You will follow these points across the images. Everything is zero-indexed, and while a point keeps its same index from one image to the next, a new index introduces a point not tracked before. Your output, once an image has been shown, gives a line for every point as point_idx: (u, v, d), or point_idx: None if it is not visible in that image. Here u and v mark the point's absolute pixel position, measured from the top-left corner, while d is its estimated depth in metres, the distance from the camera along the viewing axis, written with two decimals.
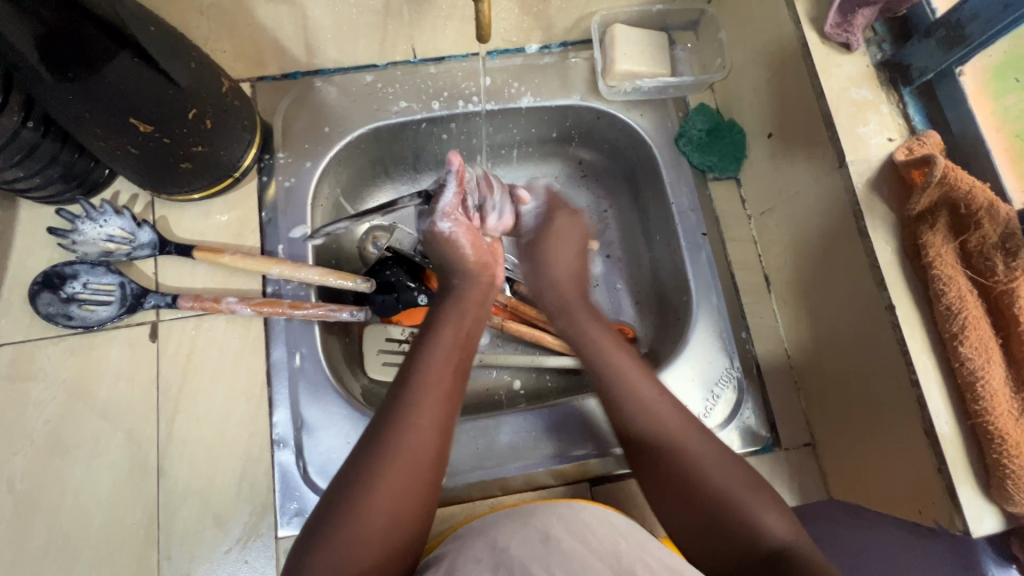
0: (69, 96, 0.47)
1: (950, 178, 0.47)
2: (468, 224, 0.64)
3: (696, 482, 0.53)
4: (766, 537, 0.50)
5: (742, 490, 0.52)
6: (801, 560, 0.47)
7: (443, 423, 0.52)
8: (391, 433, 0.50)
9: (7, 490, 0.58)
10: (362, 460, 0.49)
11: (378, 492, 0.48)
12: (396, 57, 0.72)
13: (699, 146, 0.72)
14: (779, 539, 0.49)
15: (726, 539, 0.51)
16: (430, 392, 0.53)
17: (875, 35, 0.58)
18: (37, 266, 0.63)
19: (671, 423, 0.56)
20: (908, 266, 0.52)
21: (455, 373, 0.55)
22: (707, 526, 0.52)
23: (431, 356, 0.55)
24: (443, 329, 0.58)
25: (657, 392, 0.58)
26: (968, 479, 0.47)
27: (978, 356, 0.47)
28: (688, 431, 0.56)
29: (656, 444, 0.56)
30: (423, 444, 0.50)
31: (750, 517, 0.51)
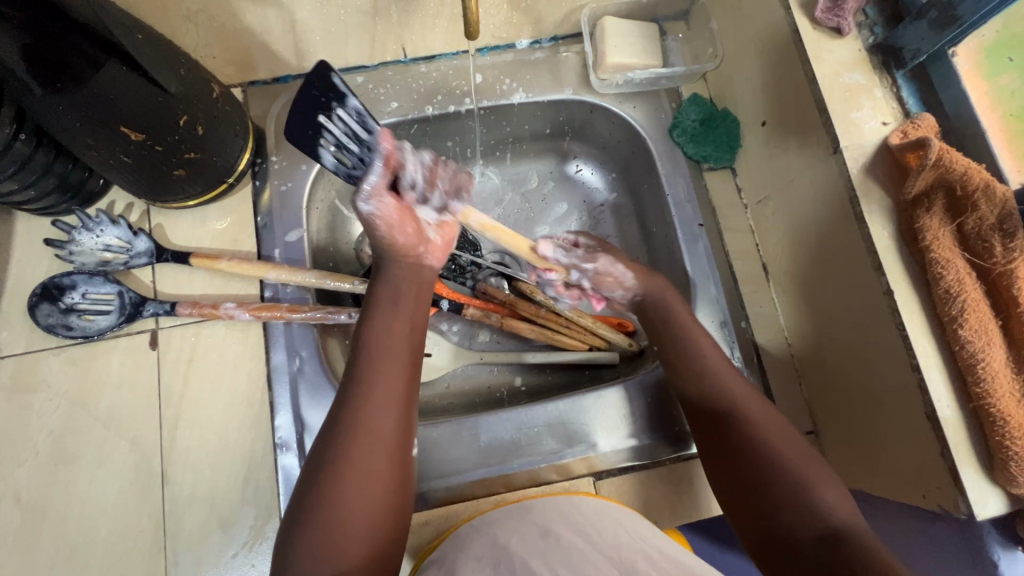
0: (58, 107, 0.47)
1: (946, 160, 0.47)
2: (400, 205, 0.52)
3: (759, 454, 0.51)
4: (824, 515, 0.47)
5: (810, 469, 0.50)
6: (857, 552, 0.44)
7: (393, 425, 0.50)
8: (339, 449, 0.48)
9: (15, 501, 0.58)
10: (314, 480, 0.47)
11: (332, 512, 0.46)
12: (386, 57, 0.71)
13: (693, 137, 0.72)
14: (835, 516, 0.47)
15: (779, 518, 0.49)
16: (374, 398, 0.50)
17: (867, 19, 0.58)
18: (36, 278, 0.64)
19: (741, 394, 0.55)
20: (905, 251, 0.51)
21: (394, 365, 0.52)
22: (763, 503, 0.50)
23: (371, 353, 0.52)
24: (382, 317, 0.54)
25: (733, 374, 0.57)
26: (971, 461, 0.47)
27: (978, 338, 0.47)
28: (755, 399, 0.55)
29: (721, 407, 0.55)
30: (374, 451, 0.48)
31: (810, 494, 0.48)
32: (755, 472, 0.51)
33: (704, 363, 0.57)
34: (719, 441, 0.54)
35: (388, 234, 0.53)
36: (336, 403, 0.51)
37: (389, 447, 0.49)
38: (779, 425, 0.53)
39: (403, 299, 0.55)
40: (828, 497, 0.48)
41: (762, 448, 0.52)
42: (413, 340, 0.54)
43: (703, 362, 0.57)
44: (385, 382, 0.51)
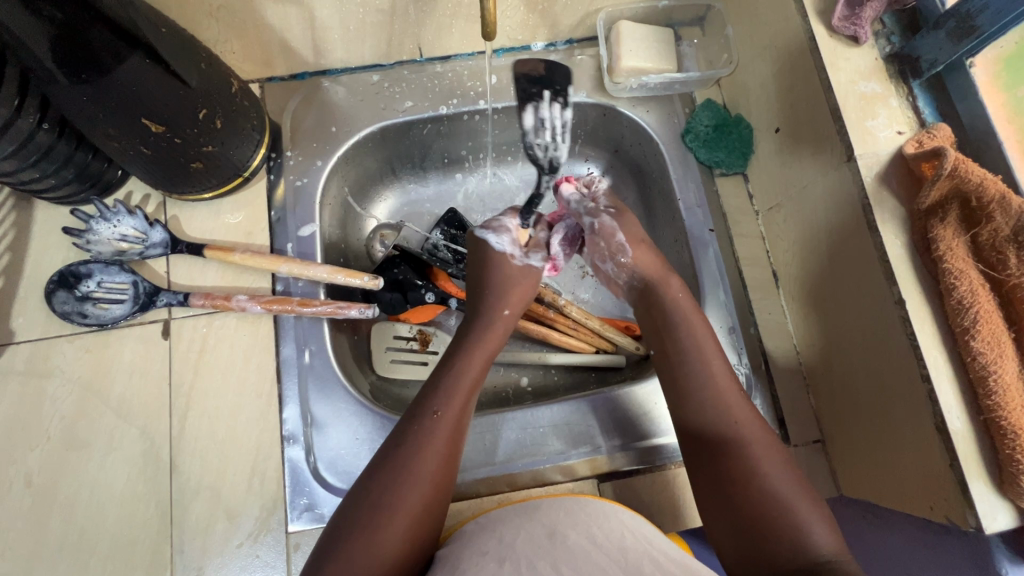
0: (83, 97, 0.48)
1: (961, 170, 0.47)
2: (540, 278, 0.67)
3: (756, 486, 0.50)
4: (812, 548, 0.47)
5: (798, 501, 0.49)
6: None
7: (461, 443, 0.54)
8: (414, 448, 0.51)
9: (26, 485, 0.59)
10: (380, 474, 0.50)
11: (397, 508, 0.48)
12: (403, 57, 0.73)
13: (706, 142, 0.72)
14: (823, 551, 0.46)
15: (773, 556, 0.47)
16: (456, 414, 0.54)
17: (884, 27, 0.58)
18: (53, 265, 0.65)
19: (745, 427, 0.54)
20: (919, 261, 0.51)
21: (475, 390, 0.57)
22: (758, 540, 0.48)
23: (454, 373, 0.57)
24: (477, 347, 0.59)
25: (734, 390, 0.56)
26: (981, 474, 0.47)
27: (990, 350, 0.46)
28: (755, 424, 0.54)
29: (721, 441, 0.53)
30: (440, 460, 0.51)
31: (797, 528, 0.48)
32: (750, 505, 0.50)
33: (713, 390, 0.56)
34: (712, 467, 0.53)
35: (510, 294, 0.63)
36: (412, 408, 0.55)
37: (451, 461, 0.53)
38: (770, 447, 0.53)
39: (496, 334, 0.61)
40: (816, 532, 0.47)
41: (753, 479, 0.50)
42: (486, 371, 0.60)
43: (710, 391, 0.56)
44: (466, 401, 0.56)
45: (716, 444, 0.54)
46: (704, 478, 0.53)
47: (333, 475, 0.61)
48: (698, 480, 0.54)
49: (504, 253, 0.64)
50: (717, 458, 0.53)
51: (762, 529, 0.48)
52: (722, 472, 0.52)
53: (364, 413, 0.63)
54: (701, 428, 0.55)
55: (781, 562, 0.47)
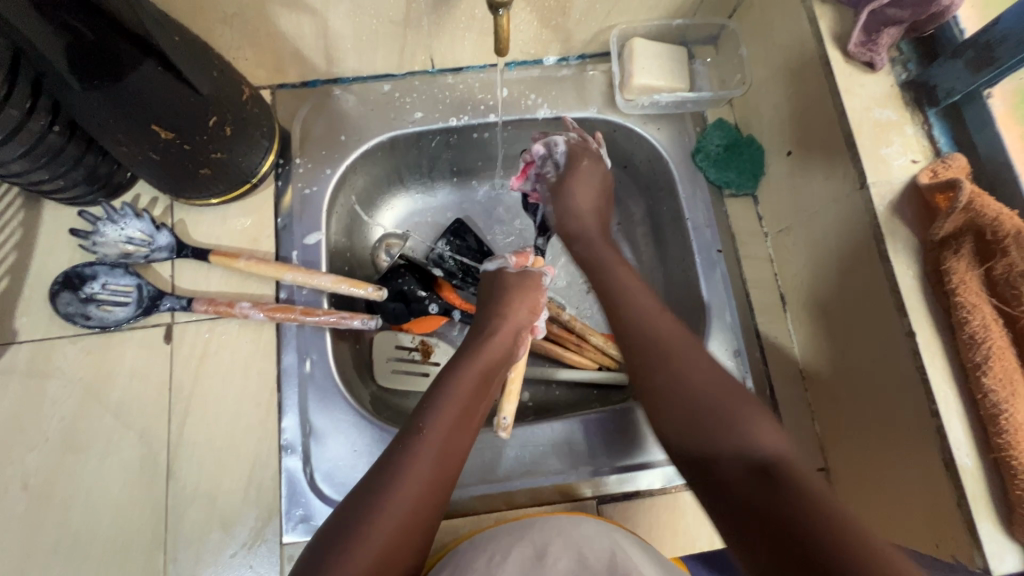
0: (94, 103, 0.48)
1: (976, 205, 0.46)
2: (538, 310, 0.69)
3: (681, 389, 0.54)
4: (754, 444, 0.48)
5: (745, 414, 0.51)
6: (791, 478, 0.44)
7: (455, 458, 0.53)
8: (403, 461, 0.51)
9: (22, 486, 0.59)
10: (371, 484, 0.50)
11: (381, 512, 0.48)
12: (414, 67, 0.73)
13: (716, 162, 0.71)
14: (772, 453, 0.47)
15: (717, 461, 0.49)
16: (448, 427, 0.54)
17: (901, 55, 0.57)
18: (58, 266, 0.65)
19: (671, 337, 0.57)
20: (930, 293, 0.50)
21: (478, 399, 0.58)
22: (705, 441, 0.50)
23: (460, 370, 0.59)
24: (471, 363, 0.60)
25: (661, 314, 0.59)
26: (989, 514, 0.46)
27: (1001, 388, 0.45)
28: (697, 353, 0.56)
29: (649, 356, 0.56)
30: (432, 474, 0.51)
31: (736, 432, 0.49)
32: (697, 409, 0.52)
33: (643, 310, 0.59)
34: (651, 376, 0.55)
35: (519, 300, 0.66)
36: (421, 401, 0.56)
37: (442, 477, 0.52)
38: (705, 362, 0.55)
39: (495, 349, 0.62)
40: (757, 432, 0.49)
41: (687, 380, 0.54)
42: (485, 384, 0.59)
43: (643, 312, 0.59)
44: (461, 415, 0.56)
45: (650, 356, 0.56)
46: (644, 387, 0.56)
47: (329, 487, 0.61)
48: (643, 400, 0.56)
49: (501, 267, 0.69)
50: (648, 372, 0.56)
51: (708, 428, 0.51)
52: (658, 387, 0.55)
53: (363, 425, 0.63)
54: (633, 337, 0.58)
55: (726, 458, 0.48)
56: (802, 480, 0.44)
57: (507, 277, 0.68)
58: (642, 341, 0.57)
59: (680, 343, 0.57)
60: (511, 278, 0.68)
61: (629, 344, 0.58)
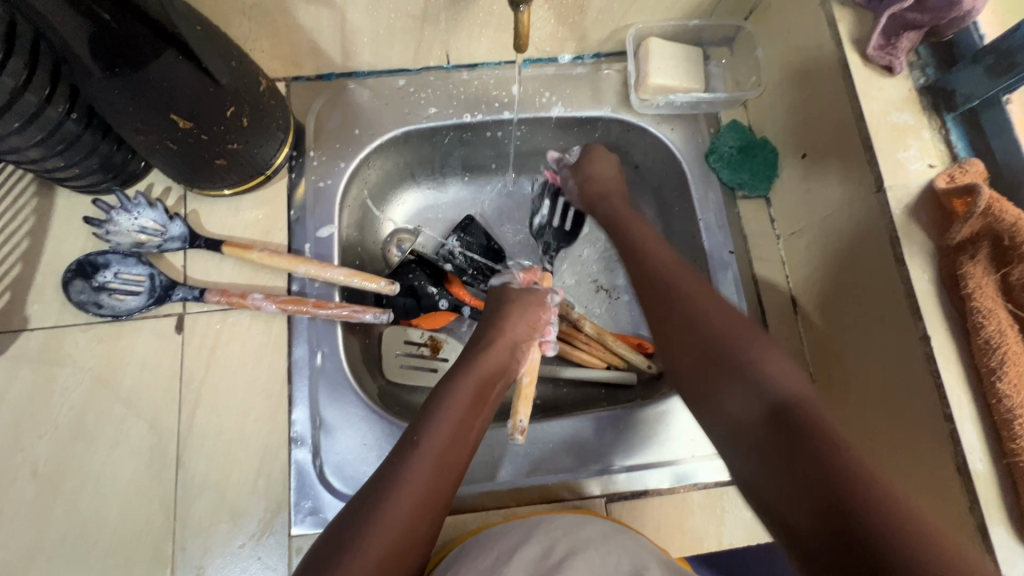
0: (114, 91, 0.48)
1: (995, 210, 0.46)
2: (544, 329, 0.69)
3: (696, 325, 0.55)
4: (806, 415, 0.46)
5: (764, 354, 0.51)
6: (806, 418, 0.45)
7: (451, 472, 0.53)
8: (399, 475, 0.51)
9: (32, 473, 0.59)
10: (368, 497, 0.49)
11: (377, 524, 0.47)
12: (429, 63, 0.73)
13: (729, 163, 0.71)
14: (789, 392, 0.48)
15: (731, 397, 0.50)
16: (446, 440, 0.54)
17: (920, 59, 0.57)
18: (71, 254, 0.65)
19: (718, 311, 0.56)
20: (946, 297, 0.50)
21: (474, 412, 0.58)
22: (720, 375, 0.52)
23: (454, 383, 0.59)
24: (468, 377, 0.59)
25: (656, 245, 0.64)
26: (1002, 519, 0.46)
27: (1016, 394, 0.46)
28: (710, 297, 0.57)
29: (671, 296, 0.58)
30: (430, 483, 0.51)
31: (756, 368, 0.50)
32: (719, 341, 0.53)
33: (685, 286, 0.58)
34: (667, 313, 0.57)
35: (520, 313, 0.66)
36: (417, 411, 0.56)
37: (437, 492, 0.51)
38: (715, 301, 0.57)
39: (494, 363, 0.62)
40: (780, 413, 0.46)
41: (699, 317, 0.55)
42: (483, 399, 0.59)
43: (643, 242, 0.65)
44: (460, 427, 0.56)
45: (659, 300, 0.59)
46: (658, 336, 0.58)
47: (339, 480, 0.61)
48: (661, 338, 0.57)
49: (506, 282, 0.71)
50: (668, 314, 0.57)
51: (724, 364, 0.52)
52: (681, 359, 0.55)
53: (373, 418, 0.63)
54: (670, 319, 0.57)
55: (739, 399, 0.50)
56: (816, 422, 0.45)
57: (511, 293, 0.69)
58: (652, 286, 0.60)
59: (690, 289, 0.58)
60: (513, 293, 0.69)
61: (642, 286, 0.61)
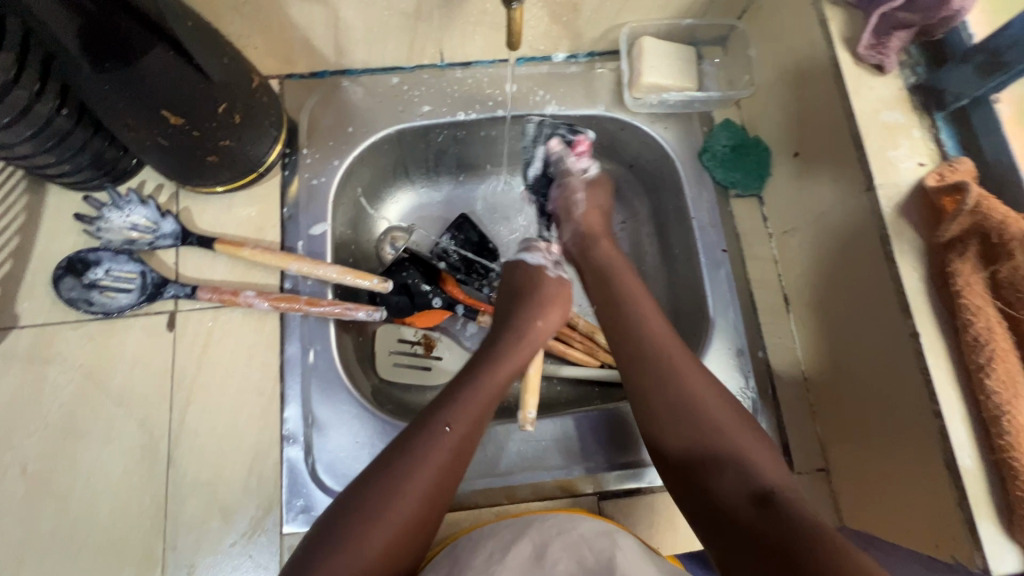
0: (104, 86, 0.48)
1: (983, 208, 0.47)
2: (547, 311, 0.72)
3: (688, 399, 0.56)
4: (757, 480, 0.50)
5: (744, 442, 0.53)
6: (788, 504, 0.46)
7: (458, 471, 0.53)
8: (408, 469, 0.50)
9: (21, 471, 0.58)
10: (376, 481, 0.49)
11: (378, 518, 0.47)
12: (424, 60, 0.73)
13: (723, 162, 0.71)
14: (771, 483, 0.49)
15: (712, 480, 0.51)
16: (460, 440, 0.53)
17: (910, 58, 0.58)
18: (61, 251, 0.64)
19: (677, 356, 0.59)
20: (935, 295, 0.51)
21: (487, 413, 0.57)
22: (706, 458, 0.52)
23: (472, 381, 0.58)
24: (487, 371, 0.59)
25: (650, 302, 0.64)
26: (990, 515, 0.46)
27: (1004, 390, 0.46)
28: (693, 369, 0.58)
29: (654, 357, 0.59)
30: (439, 481, 0.51)
31: (740, 464, 0.51)
32: (708, 433, 0.54)
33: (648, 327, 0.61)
34: (650, 373, 0.58)
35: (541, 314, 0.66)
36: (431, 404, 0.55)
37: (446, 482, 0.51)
38: (701, 379, 0.57)
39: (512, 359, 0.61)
40: (728, 477, 0.50)
41: (692, 395, 0.56)
42: (498, 394, 0.59)
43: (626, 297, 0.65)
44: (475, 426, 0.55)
45: (661, 369, 0.58)
46: (637, 387, 0.58)
47: (331, 478, 0.60)
48: (650, 407, 0.57)
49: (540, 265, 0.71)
50: (651, 379, 0.58)
51: (711, 456, 0.52)
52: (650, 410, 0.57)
53: (365, 416, 0.63)
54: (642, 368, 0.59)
55: (723, 479, 0.50)
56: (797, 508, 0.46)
57: (542, 282, 0.69)
58: (644, 353, 0.60)
59: (676, 358, 0.58)
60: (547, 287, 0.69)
61: (625, 345, 0.61)
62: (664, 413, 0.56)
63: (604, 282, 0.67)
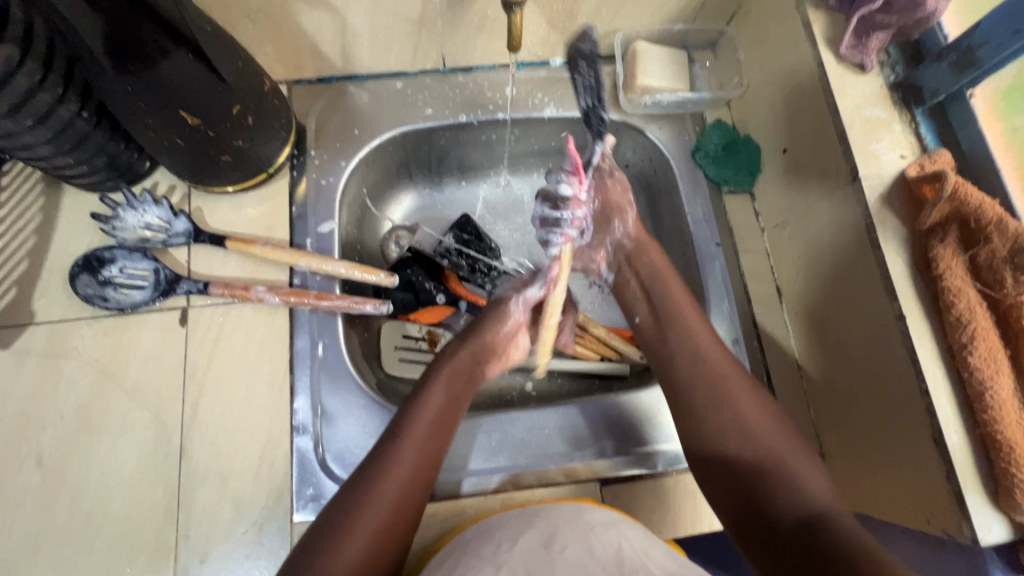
0: (126, 87, 0.50)
1: (961, 193, 0.49)
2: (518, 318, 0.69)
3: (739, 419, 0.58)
4: (806, 500, 0.52)
5: (795, 462, 0.55)
6: (835, 527, 0.49)
7: (428, 465, 0.57)
8: (376, 475, 0.54)
9: (37, 463, 0.60)
10: (350, 490, 0.54)
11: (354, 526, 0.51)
12: (426, 66, 0.75)
13: (715, 160, 0.74)
14: (817, 506, 0.52)
15: (767, 501, 0.53)
16: (422, 435, 0.58)
17: (889, 58, 0.61)
18: (77, 250, 0.66)
19: (730, 377, 0.60)
20: (919, 279, 0.53)
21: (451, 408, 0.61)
22: (754, 483, 0.55)
23: (434, 380, 0.63)
24: (446, 372, 0.64)
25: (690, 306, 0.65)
26: (977, 487, 0.48)
27: (986, 365, 0.48)
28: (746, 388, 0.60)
29: (710, 373, 0.61)
30: (409, 476, 0.55)
31: (794, 485, 0.53)
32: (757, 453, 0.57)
33: (700, 351, 0.62)
34: (705, 392, 0.60)
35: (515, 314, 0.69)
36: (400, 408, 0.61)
37: (422, 476, 0.56)
38: (758, 398, 0.60)
39: (472, 352, 0.66)
40: (780, 492, 0.53)
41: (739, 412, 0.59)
42: (460, 393, 0.63)
43: (665, 293, 0.66)
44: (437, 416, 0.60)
45: (720, 385, 0.60)
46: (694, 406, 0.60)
47: (339, 467, 0.62)
48: (702, 421, 0.59)
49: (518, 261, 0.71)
50: (710, 398, 0.60)
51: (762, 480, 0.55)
52: (699, 422, 0.59)
53: (373, 406, 0.64)
54: (700, 388, 0.61)
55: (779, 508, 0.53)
56: (842, 531, 0.48)
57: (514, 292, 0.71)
58: (699, 370, 0.61)
59: (732, 377, 0.60)
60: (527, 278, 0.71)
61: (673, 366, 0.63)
62: (715, 425, 0.59)
63: (653, 293, 0.67)
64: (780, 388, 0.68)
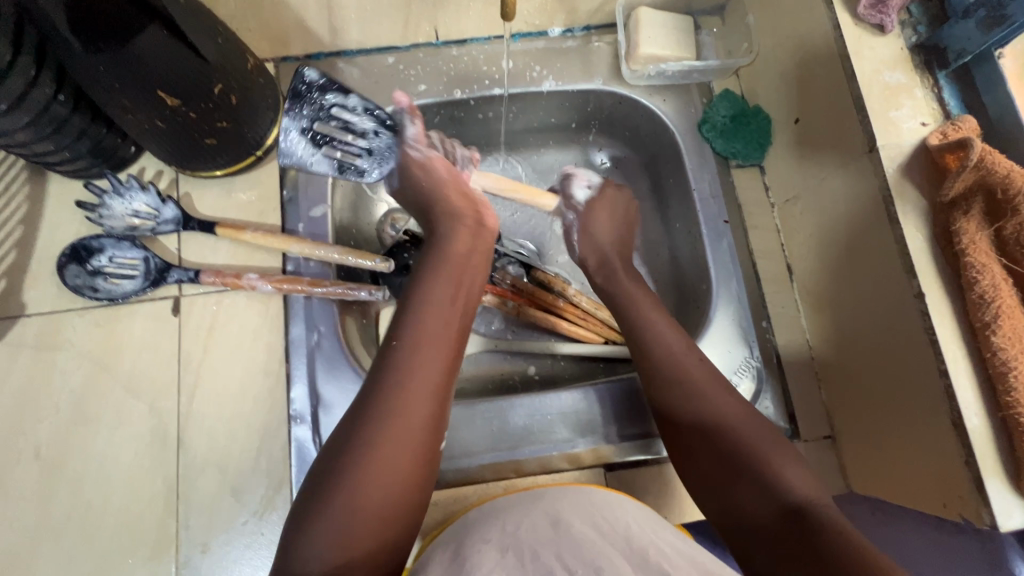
0: (97, 67, 0.48)
1: (988, 162, 0.46)
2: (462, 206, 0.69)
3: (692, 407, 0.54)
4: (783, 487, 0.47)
5: (763, 445, 0.50)
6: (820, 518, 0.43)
7: (435, 392, 0.50)
8: (372, 419, 0.47)
9: (35, 455, 0.59)
10: (348, 434, 0.47)
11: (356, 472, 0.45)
12: (418, 40, 0.73)
13: (722, 133, 0.71)
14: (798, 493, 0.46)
15: (738, 496, 0.48)
16: (418, 372, 0.50)
17: (911, 17, 0.57)
18: (65, 239, 0.65)
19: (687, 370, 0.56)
20: (939, 253, 0.50)
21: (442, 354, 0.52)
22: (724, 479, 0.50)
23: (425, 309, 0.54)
24: (436, 303, 0.54)
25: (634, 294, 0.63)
26: (998, 471, 0.46)
27: (1011, 345, 0.45)
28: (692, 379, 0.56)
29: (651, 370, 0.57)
30: (415, 414, 0.48)
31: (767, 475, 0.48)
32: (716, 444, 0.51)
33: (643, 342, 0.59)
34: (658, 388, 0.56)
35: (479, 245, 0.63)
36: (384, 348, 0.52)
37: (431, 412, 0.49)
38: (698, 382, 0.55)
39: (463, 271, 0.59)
40: (749, 485, 0.48)
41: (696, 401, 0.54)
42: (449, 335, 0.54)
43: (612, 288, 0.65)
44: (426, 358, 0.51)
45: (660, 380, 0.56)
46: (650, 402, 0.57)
47: None
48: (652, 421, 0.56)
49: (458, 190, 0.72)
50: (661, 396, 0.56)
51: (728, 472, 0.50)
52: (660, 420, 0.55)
53: None
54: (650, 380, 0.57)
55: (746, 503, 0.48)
56: (827, 521, 0.43)
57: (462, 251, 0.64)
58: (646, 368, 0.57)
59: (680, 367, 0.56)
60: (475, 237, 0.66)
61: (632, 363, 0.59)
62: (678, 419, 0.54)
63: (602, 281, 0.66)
64: (791, 369, 0.66)
